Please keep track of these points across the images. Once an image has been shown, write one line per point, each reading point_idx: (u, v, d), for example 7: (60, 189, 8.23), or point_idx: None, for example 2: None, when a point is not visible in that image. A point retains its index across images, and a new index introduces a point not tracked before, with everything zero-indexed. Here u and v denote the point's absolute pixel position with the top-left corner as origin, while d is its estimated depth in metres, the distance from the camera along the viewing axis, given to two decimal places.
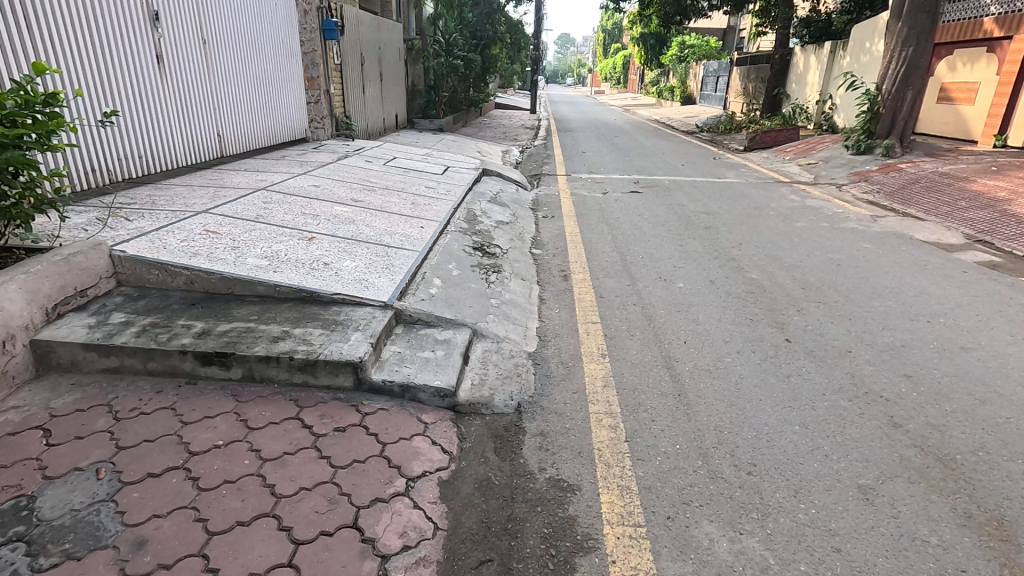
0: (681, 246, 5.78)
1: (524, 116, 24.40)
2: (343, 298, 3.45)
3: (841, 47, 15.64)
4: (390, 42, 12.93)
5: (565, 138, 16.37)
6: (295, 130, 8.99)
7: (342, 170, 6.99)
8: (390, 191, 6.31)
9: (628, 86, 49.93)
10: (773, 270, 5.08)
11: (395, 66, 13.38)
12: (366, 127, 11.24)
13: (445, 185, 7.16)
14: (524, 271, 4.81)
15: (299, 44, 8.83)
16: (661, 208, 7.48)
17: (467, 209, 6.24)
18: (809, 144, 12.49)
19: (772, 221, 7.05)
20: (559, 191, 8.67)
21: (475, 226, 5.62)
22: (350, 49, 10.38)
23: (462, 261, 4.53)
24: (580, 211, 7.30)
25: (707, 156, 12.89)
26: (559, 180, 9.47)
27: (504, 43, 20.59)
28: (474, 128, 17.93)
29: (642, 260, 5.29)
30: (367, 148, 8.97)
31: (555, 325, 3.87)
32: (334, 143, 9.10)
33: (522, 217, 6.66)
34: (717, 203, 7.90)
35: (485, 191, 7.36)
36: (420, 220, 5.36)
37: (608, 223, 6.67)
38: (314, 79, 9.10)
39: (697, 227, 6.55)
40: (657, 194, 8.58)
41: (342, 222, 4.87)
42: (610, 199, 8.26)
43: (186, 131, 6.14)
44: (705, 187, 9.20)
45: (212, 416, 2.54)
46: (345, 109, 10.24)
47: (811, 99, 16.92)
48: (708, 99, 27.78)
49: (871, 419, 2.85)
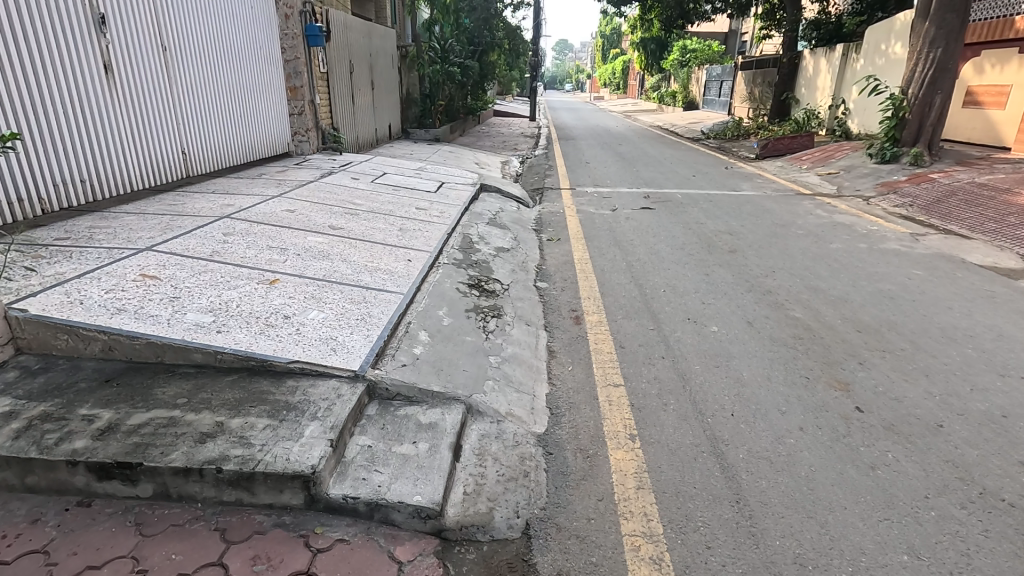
0: (706, 275, 5.07)
1: (524, 124, 23.79)
2: (301, 368, 2.72)
3: (854, 49, 14.97)
4: (382, 48, 12.27)
5: (567, 147, 15.72)
6: (277, 144, 8.29)
7: (324, 190, 6.28)
8: (376, 215, 5.59)
9: (629, 91, 49.32)
10: (819, 307, 4.35)
11: (388, 74, 12.72)
12: (356, 139, 10.57)
13: (439, 206, 6.45)
14: (529, 313, 4.09)
15: (280, 51, 8.15)
16: (677, 228, 6.78)
17: (463, 234, 5.52)
18: (826, 152, 11.80)
19: (802, 241, 6.34)
20: (563, 208, 7.97)
21: (471, 256, 4.90)
22: (337, 56, 9.70)
23: (456, 305, 3.81)
24: (588, 232, 6.59)
25: (718, 165, 12.21)
26: (563, 195, 8.77)
27: (502, 49, 19.97)
28: (472, 138, 17.25)
29: (665, 295, 4.57)
30: (355, 163, 8.28)
31: (568, 391, 3.15)
32: (319, 158, 8.41)
33: (524, 241, 5.96)
34: (739, 220, 7.19)
35: (483, 212, 6.63)
36: (407, 251, 4.64)
37: (621, 247, 5.96)
38: (297, 88, 8.43)
39: (721, 251, 5.84)
40: (671, 209, 7.88)
41: (314, 258, 4.14)
42: (620, 216, 7.55)
43: (142, 149, 5.41)
44: (722, 201, 8.51)
45: (99, 566, 1.82)
46: (333, 121, 9.56)
47: (823, 103, 16.23)
48: (711, 104, 27.13)
49: (1000, 540, 2.12)
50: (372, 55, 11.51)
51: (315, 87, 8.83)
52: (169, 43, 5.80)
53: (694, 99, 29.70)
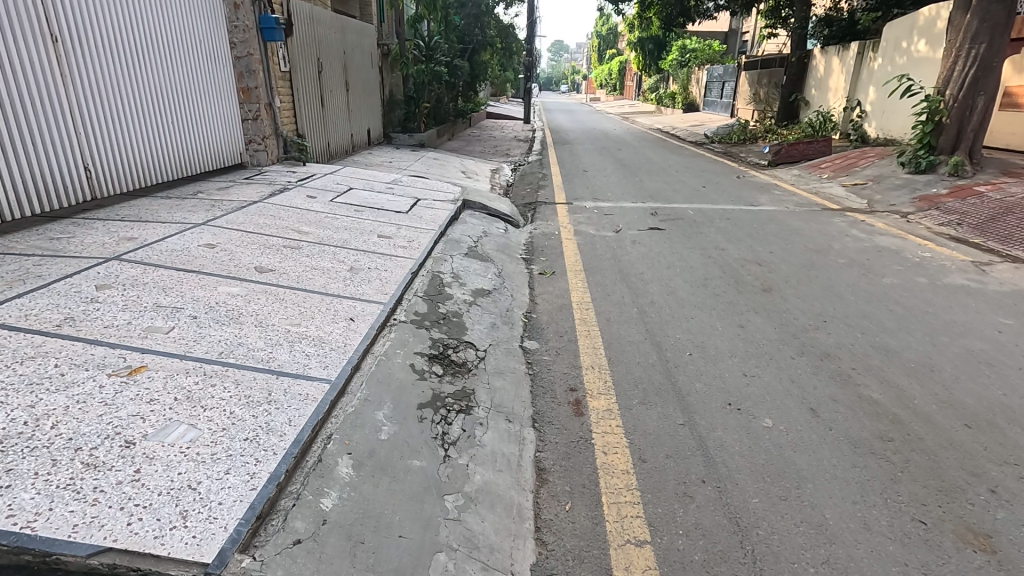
0: (741, 329, 3.98)
1: (518, 127, 22.73)
2: (110, 566, 1.59)
3: (870, 48, 14.01)
4: (359, 45, 11.16)
5: (563, 152, 14.65)
6: (228, 155, 7.14)
7: (267, 213, 5.15)
8: (324, 249, 4.47)
9: (626, 92, 48.31)
10: (901, 381, 3.26)
11: (365, 74, 11.60)
12: (325, 146, 9.45)
13: (408, 231, 5.33)
14: (511, 400, 2.97)
15: (229, 47, 7.02)
16: (694, 256, 5.68)
17: (432, 271, 4.40)
18: (847, 159, 10.75)
19: (848, 273, 5.26)
20: (559, 228, 6.86)
21: (439, 306, 3.79)
22: (302, 53, 8.57)
23: (406, 398, 2.69)
24: (589, 263, 5.50)
25: (729, 174, 11.13)
26: (559, 212, 7.69)
27: (494, 48, 19.01)
28: (462, 142, 16.16)
29: (693, 363, 3.47)
30: (318, 177, 7.16)
31: (566, 561, 2.03)
32: (277, 171, 7.28)
33: (510, 276, 4.86)
34: (765, 245, 6.11)
35: (461, 238, 5.51)
36: (352, 304, 3.53)
37: (630, 284, 4.87)
38: (250, 90, 7.30)
39: (753, 290, 4.75)
40: (683, 230, 6.80)
41: (216, 322, 3.02)
42: (625, 238, 6.48)
43: (16, 167, 4.24)
44: (740, 219, 7.43)
45: None
46: (297, 126, 8.43)
47: (836, 105, 15.22)
48: (713, 106, 26.14)
49: None
50: (346, 52, 10.41)
51: (274, 88, 7.71)
52: (66, 33, 4.68)
53: (694, 100, 28.66)
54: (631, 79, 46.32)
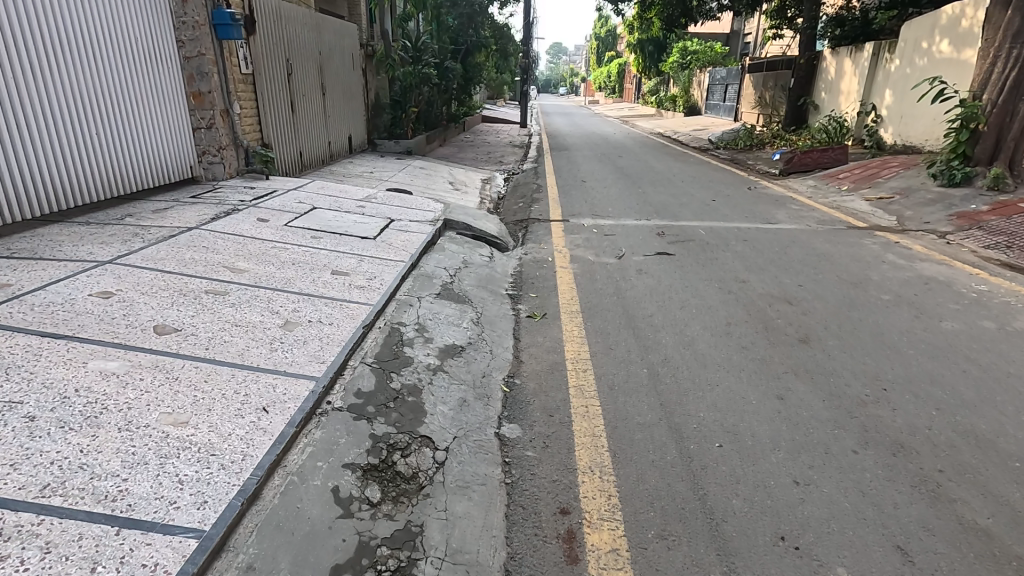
0: (781, 403, 3.11)
1: (514, 131, 21.91)
2: None
3: (886, 48, 13.20)
4: (338, 46, 10.31)
5: (560, 160, 13.81)
6: (175, 169, 6.28)
7: (199, 244, 4.29)
8: (258, 294, 3.60)
9: (625, 95, 47.50)
10: (1013, 496, 2.39)
11: (346, 76, 10.75)
12: (297, 156, 8.60)
13: (371, 265, 4.47)
14: (475, 539, 2.10)
15: (175, 45, 6.17)
16: (712, 291, 4.83)
17: (391, 323, 3.53)
18: (868, 169, 9.91)
19: (898, 314, 4.39)
20: (553, 253, 6.00)
21: (391, 379, 2.91)
22: (268, 53, 7.71)
23: (314, 559, 1.82)
24: (587, 300, 4.64)
25: (739, 184, 10.29)
26: (554, 232, 6.84)
27: (489, 50, 18.22)
28: (454, 148, 15.32)
29: (726, 464, 2.60)
30: (279, 194, 6.28)
31: None
32: (232, 187, 6.41)
33: (490, 323, 3.99)
34: (791, 276, 5.25)
35: (435, 271, 4.64)
36: (271, 384, 2.65)
37: (636, 333, 4.00)
38: (202, 95, 6.44)
39: (787, 341, 3.88)
40: (695, 255, 5.95)
41: (58, 427, 2.13)
42: (629, 265, 5.62)
43: None
44: (758, 240, 6.59)
45: None
46: (260, 135, 7.56)
47: (848, 109, 14.41)
48: (716, 109, 25.32)
49: None
50: (322, 53, 9.56)
51: (232, 92, 6.86)
52: None
53: (695, 104, 27.83)
54: (631, 80, 45.60)
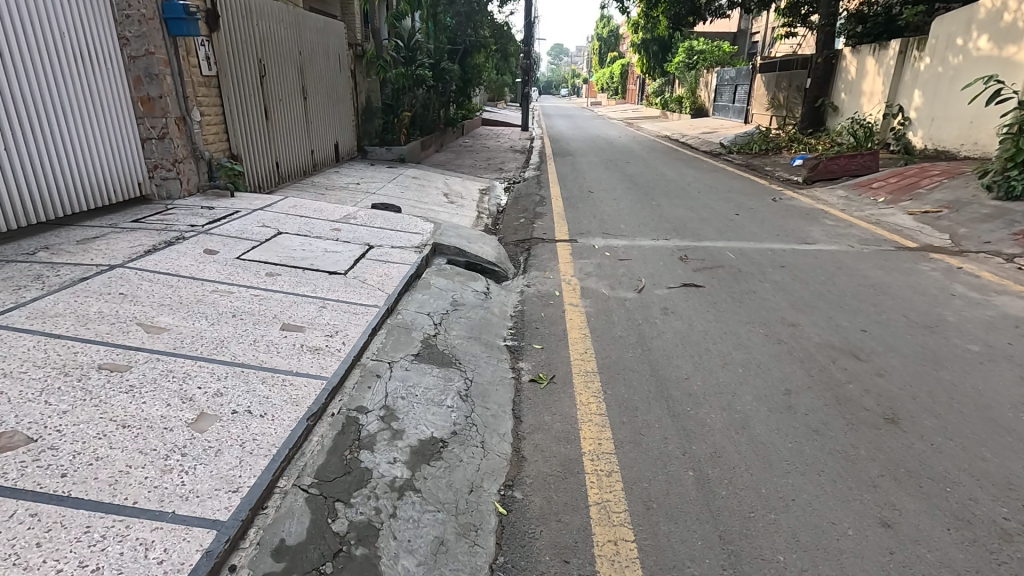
0: (890, 534, 2.21)
1: (516, 135, 20.99)
2: None
3: (914, 46, 12.30)
4: (321, 45, 9.43)
5: (564, 166, 12.93)
6: (117, 188, 5.40)
7: (116, 291, 3.40)
8: (172, 368, 2.70)
9: (629, 97, 46.62)
10: None
11: (330, 78, 9.87)
12: (273, 167, 7.72)
13: (335, 314, 3.57)
14: None
15: (117, 43, 5.31)
16: (757, 340, 3.92)
17: (348, 411, 2.64)
18: (904, 177, 9.01)
19: (999, 374, 3.47)
20: (560, 286, 5.09)
21: (334, 518, 2.02)
22: (236, 52, 6.82)
23: None
24: (605, 355, 3.73)
25: (762, 196, 9.36)
26: (561, 257, 5.94)
27: (488, 50, 17.38)
28: (451, 154, 14.44)
29: None
30: (239, 216, 5.38)
31: None
32: (186, 207, 5.52)
33: (482, 395, 3.08)
34: (850, 318, 4.34)
35: (416, 320, 3.73)
36: (143, 544, 1.74)
37: (673, 408, 3.09)
38: (152, 100, 5.57)
39: (870, 421, 2.96)
40: (727, 287, 5.03)
41: None
42: (651, 300, 4.71)
43: None
44: (797, 265, 5.68)
45: None
46: (226, 146, 6.66)
47: (872, 111, 13.51)
48: (724, 111, 24.45)
49: None
50: (303, 53, 8.67)
51: (190, 97, 5.99)
52: None
53: (702, 105, 26.94)
54: (631, 83, 45.81)
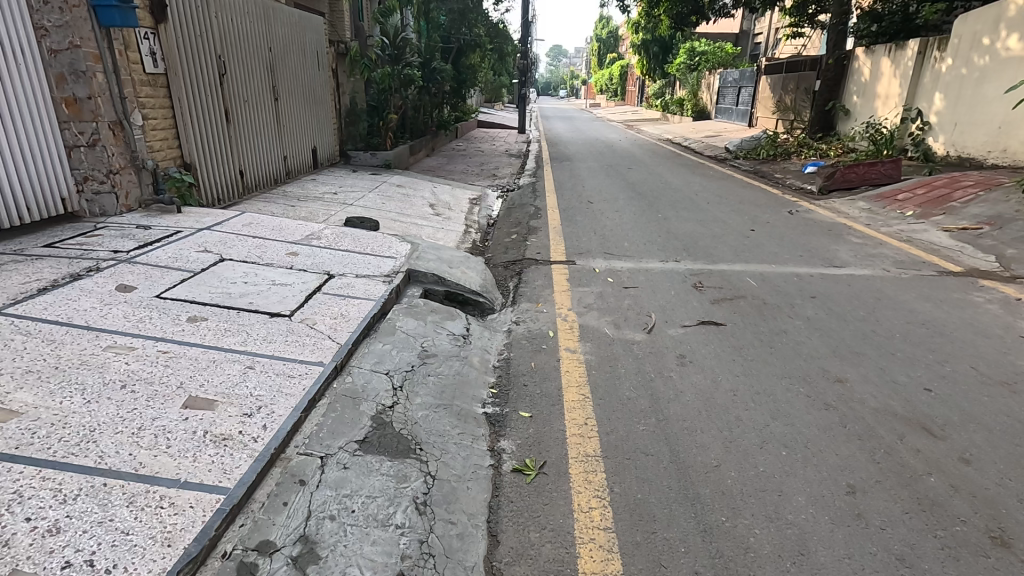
0: None
1: (512, 138, 20.21)
2: None
3: (934, 46, 11.56)
4: (297, 42, 8.64)
5: (562, 172, 12.14)
6: (36, 204, 4.60)
7: None
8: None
9: (628, 98, 45.95)
10: None
11: (307, 78, 9.07)
12: (236, 175, 6.95)
13: (263, 380, 2.77)
14: None
15: (36, 34, 4.51)
16: (800, 405, 3.13)
17: (246, 552, 1.85)
18: (933, 188, 8.25)
19: None
20: (556, 324, 4.31)
21: None
22: (189, 48, 6.02)
23: None
24: (610, 428, 2.94)
25: (776, 207, 8.59)
26: (557, 284, 5.15)
27: (484, 51, 16.60)
28: (442, 159, 13.63)
29: None
30: (177, 238, 4.57)
31: None
32: (117, 227, 4.71)
33: (447, 502, 2.28)
34: (908, 371, 3.55)
35: (369, 383, 2.94)
36: None
37: (704, 521, 2.30)
38: (79, 101, 4.78)
39: (974, 544, 2.18)
40: (752, 325, 4.25)
41: None
42: (663, 344, 3.93)
43: None
44: (831, 295, 4.90)
45: None
46: (175, 153, 5.85)
47: (888, 115, 12.76)
48: (727, 113, 23.71)
49: None
50: (273, 48, 7.85)
51: (128, 97, 5.19)
52: None
53: (704, 107, 26.21)
54: (631, 84, 45.06)
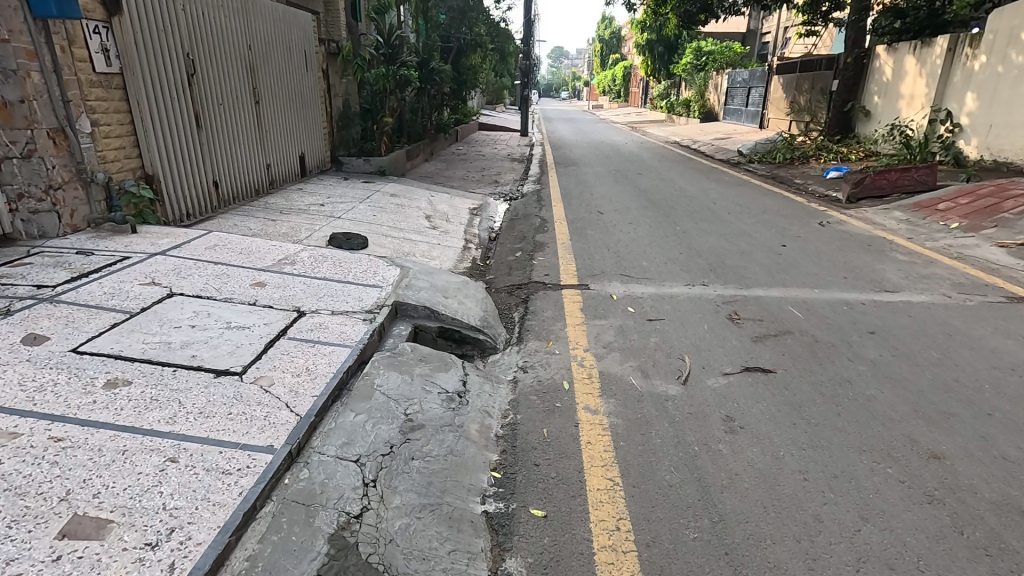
0: None
1: (514, 141, 19.54)
2: None
3: (965, 43, 10.84)
4: (281, 39, 7.94)
5: (568, 178, 11.43)
6: None
7: None
8: None
9: (631, 99, 45.37)
10: None
11: (294, 79, 8.37)
12: (210, 187, 6.25)
13: (187, 481, 2.06)
14: None
15: None
16: (895, 498, 2.42)
17: None
18: (977, 198, 7.53)
19: None
20: (571, 369, 3.59)
21: None
22: (150, 43, 5.32)
23: None
24: (651, 537, 2.22)
25: (804, 218, 7.87)
26: (570, 315, 4.43)
27: (485, 50, 15.91)
28: (441, 164, 12.93)
29: None
30: (122, 267, 3.86)
31: None
32: (53, 253, 4.00)
33: None
34: (1016, 440, 2.83)
35: (331, 480, 2.21)
36: None
37: None
38: (9, 105, 4.11)
39: None
40: (807, 373, 3.53)
41: None
42: (704, 401, 3.21)
43: None
44: (892, 329, 4.18)
45: None
46: (133, 164, 5.15)
47: (914, 116, 12.04)
48: (736, 114, 22.98)
49: None
50: (254, 47, 7.17)
51: (72, 100, 4.50)
52: None
53: (712, 109, 25.48)
54: (634, 85, 44.39)
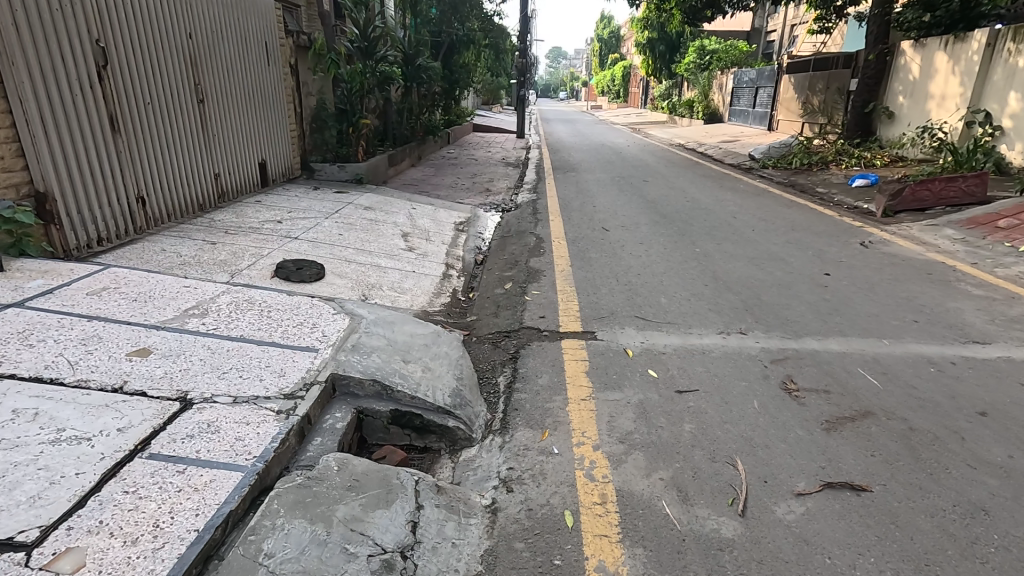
0: None
1: (510, 144, 18.42)
2: None
3: (1007, 37, 9.78)
4: (234, 28, 6.84)
5: (567, 186, 10.35)
6: None
7: None
8: None
9: (632, 99, 44.23)
10: None
11: (252, 74, 7.27)
12: (133, 203, 5.13)
13: None
14: None
15: None
16: None
17: None
18: None
19: None
20: (576, 486, 2.49)
21: None
22: (42, 24, 4.21)
23: None
24: None
25: (842, 236, 6.80)
26: (573, 385, 3.32)
27: (477, 48, 14.84)
28: (429, 170, 11.85)
29: None
30: None
31: None
32: None
33: None
34: None
35: None
36: None
37: None
38: None
39: None
40: (919, 492, 2.44)
41: None
42: (778, 553, 2.12)
43: None
44: (1009, 407, 3.09)
45: None
46: (16, 178, 4.04)
47: (947, 117, 10.97)
48: (743, 115, 21.94)
49: None
50: (195, 35, 6.08)
51: None
52: None
53: (716, 109, 24.47)
54: (634, 86, 43.45)
